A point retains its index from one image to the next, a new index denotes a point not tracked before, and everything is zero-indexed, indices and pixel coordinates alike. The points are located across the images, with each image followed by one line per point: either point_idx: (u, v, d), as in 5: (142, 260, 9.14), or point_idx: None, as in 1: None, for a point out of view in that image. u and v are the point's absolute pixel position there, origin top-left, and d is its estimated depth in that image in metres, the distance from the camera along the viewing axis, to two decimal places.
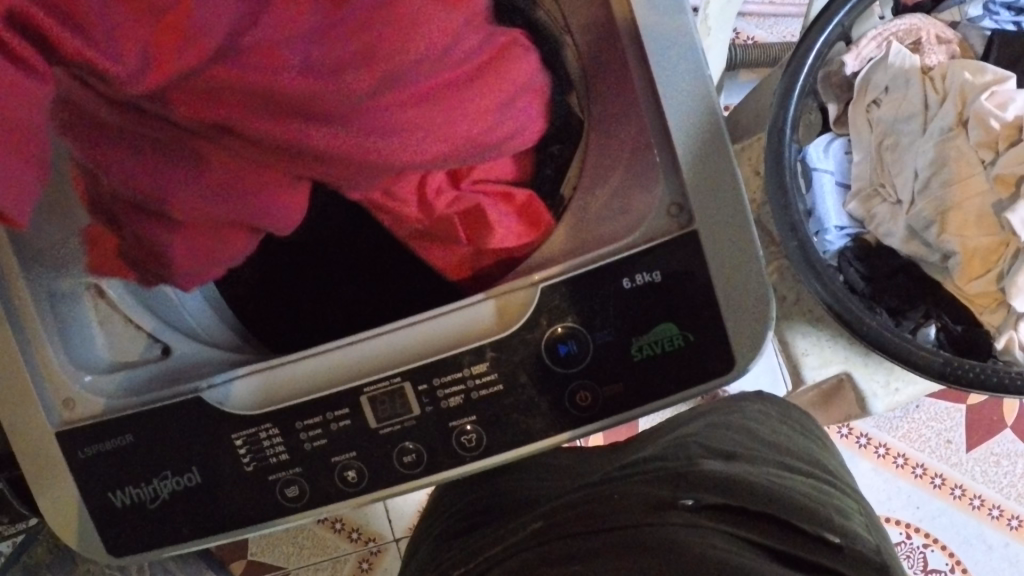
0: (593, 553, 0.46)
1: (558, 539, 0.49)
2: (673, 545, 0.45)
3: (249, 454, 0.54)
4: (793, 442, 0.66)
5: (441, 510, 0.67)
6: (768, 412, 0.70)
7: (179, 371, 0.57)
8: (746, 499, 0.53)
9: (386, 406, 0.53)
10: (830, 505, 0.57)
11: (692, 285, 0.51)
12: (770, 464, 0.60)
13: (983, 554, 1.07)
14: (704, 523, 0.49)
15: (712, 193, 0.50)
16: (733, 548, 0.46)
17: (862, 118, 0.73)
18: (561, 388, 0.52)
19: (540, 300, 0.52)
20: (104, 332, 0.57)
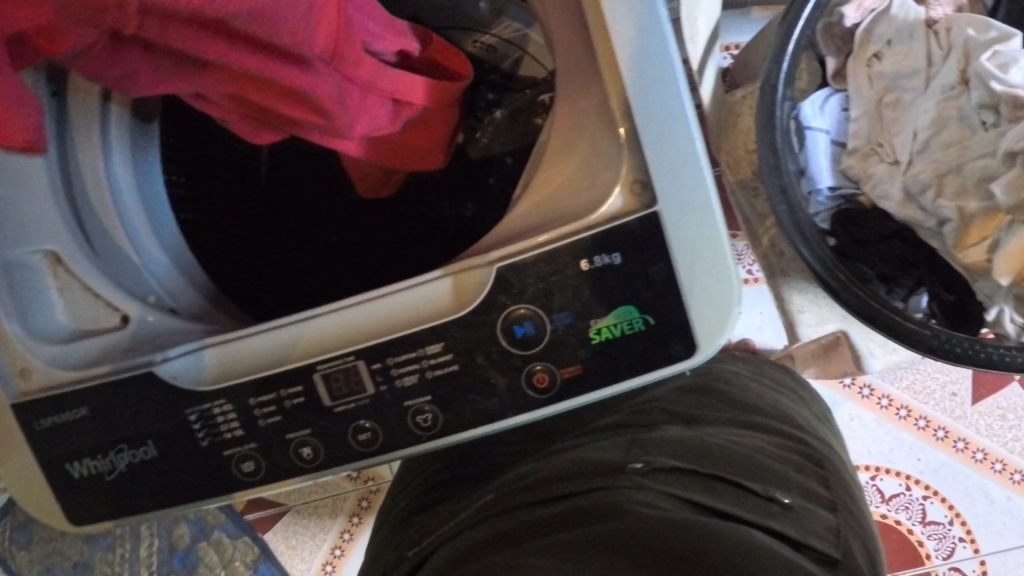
0: (537, 529, 0.48)
1: (508, 511, 0.51)
2: (613, 515, 0.47)
3: (204, 429, 0.53)
4: (765, 399, 0.65)
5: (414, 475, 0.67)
6: (742, 367, 0.69)
7: (139, 343, 0.56)
8: (700, 458, 0.54)
9: (340, 383, 0.52)
10: (792, 463, 0.56)
11: (653, 268, 0.49)
12: (731, 423, 0.60)
13: (983, 507, 1.06)
14: (650, 485, 0.50)
15: (675, 171, 0.48)
16: (674, 509, 0.48)
17: (862, 73, 0.70)
18: (518, 370, 0.51)
19: (496, 280, 0.50)
20: (64, 300, 0.56)
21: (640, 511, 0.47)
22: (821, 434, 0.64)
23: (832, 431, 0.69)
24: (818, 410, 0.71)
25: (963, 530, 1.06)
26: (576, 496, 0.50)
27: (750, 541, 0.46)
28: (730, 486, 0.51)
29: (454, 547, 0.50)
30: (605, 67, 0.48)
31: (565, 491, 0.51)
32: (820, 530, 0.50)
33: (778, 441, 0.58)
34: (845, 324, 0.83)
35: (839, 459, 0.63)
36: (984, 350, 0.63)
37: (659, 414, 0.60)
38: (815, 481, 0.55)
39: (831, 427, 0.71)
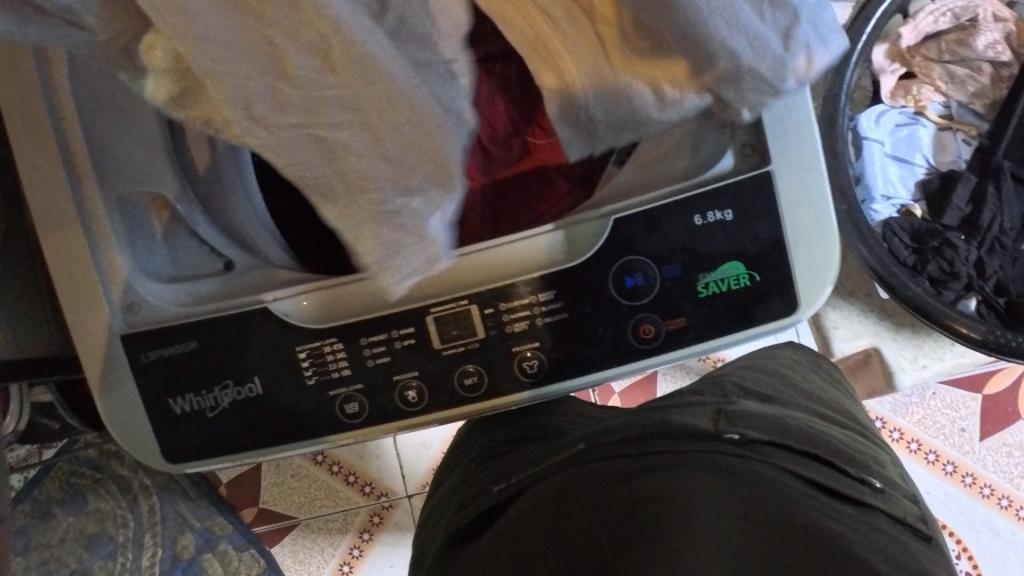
0: (636, 475, 0.48)
1: (602, 462, 0.51)
2: (718, 474, 0.47)
3: (312, 367, 0.54)
4: (822, 390, 0.67)
5: (484, 439, 0.69)
6: (804, 364, 0.71)
7: (237, 286, 0.56)
8: (793, 432, 0.53)
9: (451, 326, 0.53)
10: (863, 455, 0.56)
11: (761, 226, 0.52)
12: (802, 407, 0.61)
13: (989, 541, 1.09)
14: (748, 451, 0.50)
15: (789, 140, 0.51)
16: (779, 477, 0.48)
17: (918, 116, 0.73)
18: (626, 319, 0.53)
19: (611, 232, 0.52)
20: (165, 248, 0.56)
21: (744, 475, 0.47)
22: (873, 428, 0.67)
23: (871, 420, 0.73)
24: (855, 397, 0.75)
25: (970, 564, 1.08)
26: (670, 452, 0.50)
27: (855, 523, 0.46)
28: (825, 464, 0.51)
29: (546, 494, 0.50)
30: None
31: (661, 446, 0.50)
32: (899, 520, 0.50)
33: (853, 435, 0.60)
34: (876, 341, 0.87)
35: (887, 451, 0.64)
36: None
37: (737, 393, 0.61)
38: (886, 477, 0.56)
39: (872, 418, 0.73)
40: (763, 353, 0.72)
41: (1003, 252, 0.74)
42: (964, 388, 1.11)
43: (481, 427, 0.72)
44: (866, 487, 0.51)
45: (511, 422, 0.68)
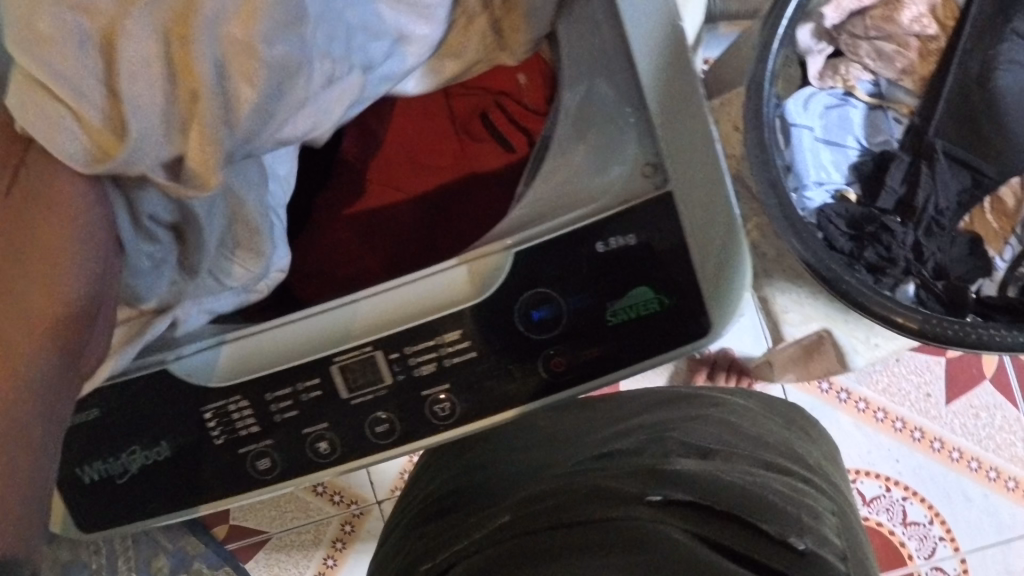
0: (540, 553, 0.42)
1: (511, 538, 0.45)
2: (629, 544, 0.41)
3: (218, 427, 0.53)
4: (771, 433, 0.65)
5: (427, 510, 0.65)
6: (764, 418, 0.68)
7: None
8: (718, 494, 0.48)
9: (357, 374, 0.52)
10: (806, 513, 0.51)
11: (668, 248, 0.50)
12: (746, 462, 0.56)
13: (962, 506, 1.09)
14: (667, 519, 0.44)
15: (689, 160, 0.49)
16: (694, 545, 0.42)
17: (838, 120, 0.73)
18: (535, 354, 0.51)
19: (513, 267, 0.50)
20: None
21: (657, 547, 0.41)
22: (827, 475, 0.63)
23: (835, 464, 0.68)
24: (821, 444, 0.71)
25: (942, 529, 1.09)
26: (580, 522, 0.44)
27: None
28: (750, 527, 0.45)
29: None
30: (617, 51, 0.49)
31: (574, 517, 0.44)
32: None
33: (792, 484, 0.55)
34: (828, 323, 0.85)
35: (844, 508, 0.58)
36: (976, 331, 0.65)
37: (675, 449, 0.57)
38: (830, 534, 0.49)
39: (836, 465, 0.69)
40: (719, 401, 0.68)
41: (941, 233, 0.72)
42: (928, 353, 1.11)
43: (427, 495, 0.68)
44: (796, 549, 0.45)
45: (455, 489, 0.64)
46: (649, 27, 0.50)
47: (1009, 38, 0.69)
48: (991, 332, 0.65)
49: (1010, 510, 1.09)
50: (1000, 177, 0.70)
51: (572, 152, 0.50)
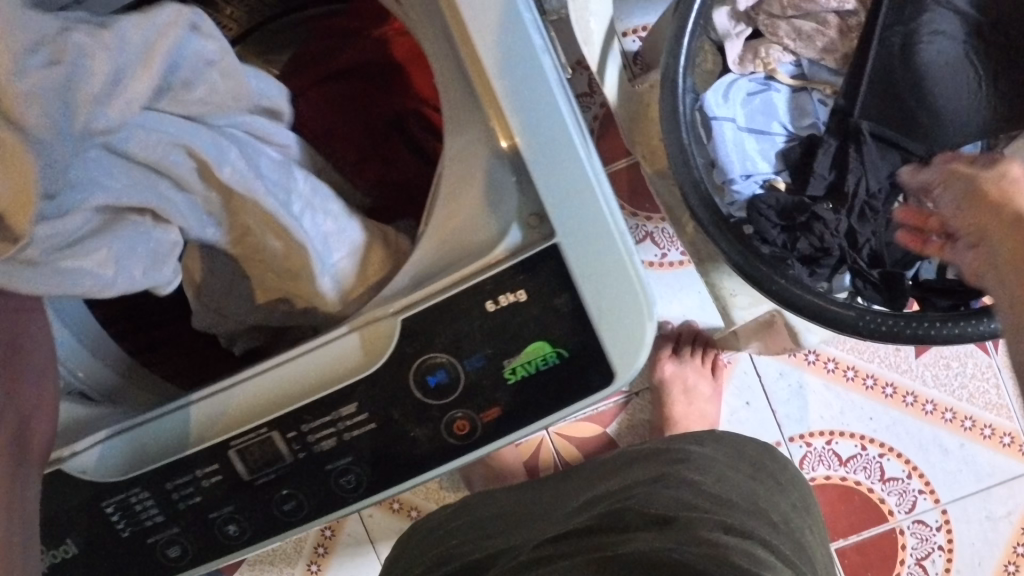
0: None
1: None
2: None
3: (123, 520, 0.51)
4: (734, 489, 0.67)
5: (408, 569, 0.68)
6: (726, 469, 0.70)
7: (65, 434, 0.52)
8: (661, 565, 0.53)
9: (257, 456, 0.50)
10: (743, 555, 0.56)
11: (560, 299, 0.48)
12: (704, 529, 0.58)
13: (939, 458, 1.08)
14: None
15: (572, 208, 0.47)
16: None
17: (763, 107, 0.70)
18: (437, 419, 0.50)
19: (403, 334, 0.48)
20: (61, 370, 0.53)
21: None
22: (791, 525, 0.67)
23: (802, 517, 0.71)
24: (789, 493, 0.74)
25: (921, 483, 1.08)
26: None
27: None
28: None
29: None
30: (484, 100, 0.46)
31: None
32: None
33: (750, 544, 0.58)
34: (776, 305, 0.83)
35: (798, 559, 0.62)
36: (911, 327, 0.62)
37: (641, 528, 0.59)
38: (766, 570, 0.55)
39: (800, 513, 0.71)
40: (683, 455, 0.70)
41: (874, 218, 0.69)
42: None
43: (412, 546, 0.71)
44: None
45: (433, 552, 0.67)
46: (512, 74, 0.46)
47: (930, 8, 0.66)
48: (933, 325, 0.62)
49: (987, 457, 1.08)
50: (928, 157, 0.68)
51: (458, 204, 0.48)
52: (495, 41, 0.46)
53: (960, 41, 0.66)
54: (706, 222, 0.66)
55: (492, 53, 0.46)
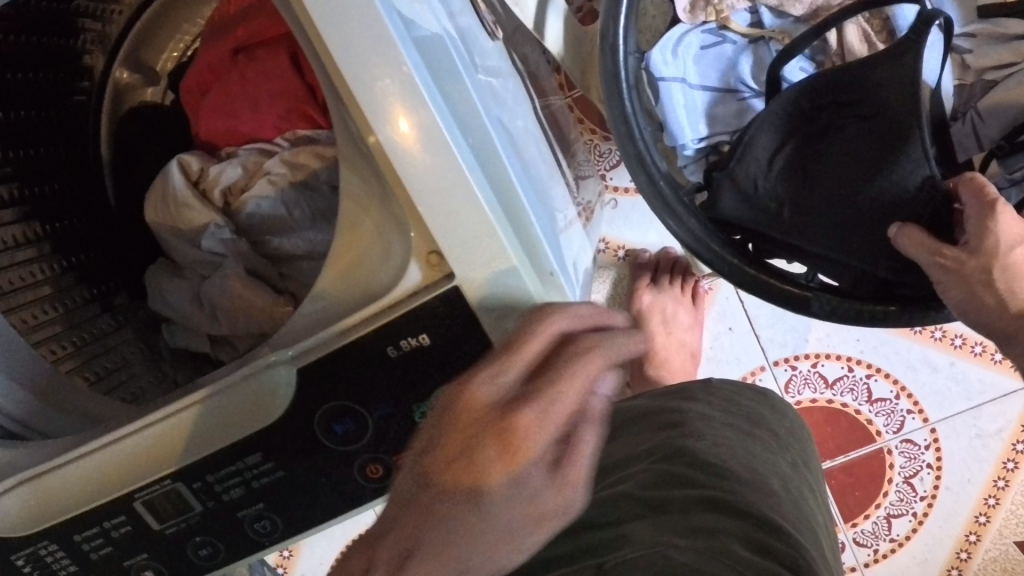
0: None
1: None
2: None
3: (37, 570, 0.50)
4: (739, 454, 0.58)
5: None
6: (722, 428, 0.61)
7: None
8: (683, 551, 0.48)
9: (166, 508, 0.48)
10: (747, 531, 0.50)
11: (469, 341, 0.44)
12: (701, 511, 0.52)
13: (927, 376, 1.02)
14: None
15: (470, 248, 0.42)
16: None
17: (702, 64, 0.69)
18: (348, 464, 0.48)
19: (302, 383, 0.45)
20: None
21: None
22: (794, 491, 0.57)
23: (807, 481, 0.61)
24: (791, 450, 0.63)
25: (910, 403, 1.02)
26: None
27: None
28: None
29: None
30: (363, 125, 0.42)
31: None
32: None
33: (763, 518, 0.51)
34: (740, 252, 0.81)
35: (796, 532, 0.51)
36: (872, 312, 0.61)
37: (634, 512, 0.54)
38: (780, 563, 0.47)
39: (805, 478, 0.61)
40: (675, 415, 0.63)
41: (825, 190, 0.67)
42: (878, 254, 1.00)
43: None
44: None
45: None
46: (381, 95, 0.41)
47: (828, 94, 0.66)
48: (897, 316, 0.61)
49: (979, 375, 1.01)
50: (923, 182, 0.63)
51: (359, 230, 0.45)
52: (358, 58, 0.40)
53: (790, 142, 0.67)
54: (651, 196, 0.62)
55: (354, 74, 0.41)
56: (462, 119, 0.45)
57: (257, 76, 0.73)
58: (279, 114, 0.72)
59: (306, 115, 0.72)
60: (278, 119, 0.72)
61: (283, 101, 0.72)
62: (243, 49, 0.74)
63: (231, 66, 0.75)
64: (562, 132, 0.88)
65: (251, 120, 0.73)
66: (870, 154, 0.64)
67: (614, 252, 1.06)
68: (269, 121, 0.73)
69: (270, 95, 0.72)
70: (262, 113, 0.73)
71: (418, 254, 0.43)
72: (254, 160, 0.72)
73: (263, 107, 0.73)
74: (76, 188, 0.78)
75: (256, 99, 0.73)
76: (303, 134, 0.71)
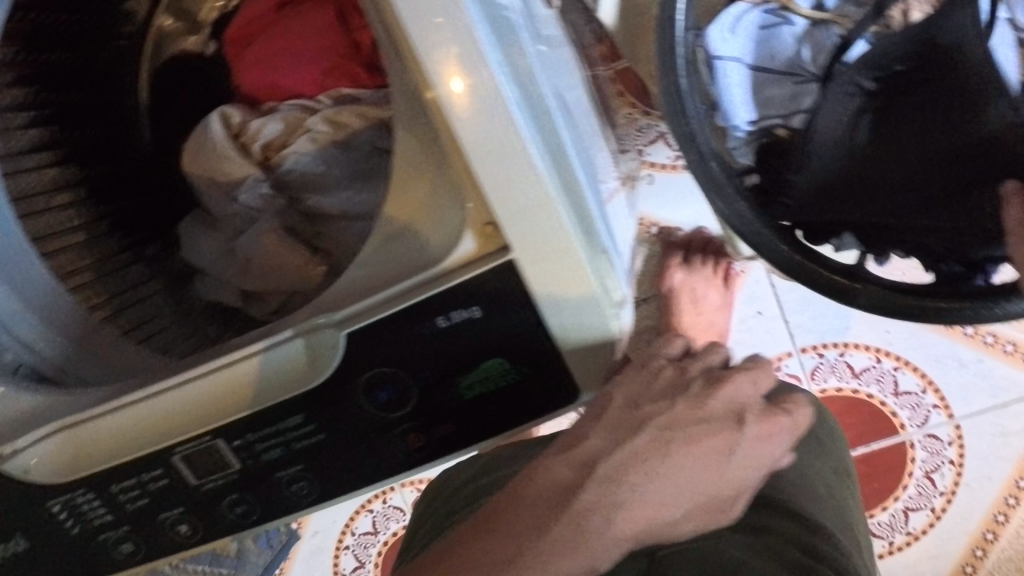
0: None
1: None
2: None
3: (72, 517, 0.50)
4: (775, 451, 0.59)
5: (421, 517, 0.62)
6: None
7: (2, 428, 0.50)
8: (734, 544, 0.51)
9: (204, 463, 0.48)
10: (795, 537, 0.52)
11: (519, 316, 0.43)
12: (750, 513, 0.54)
13: (954, 372, 0.99)
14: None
15: (526, 221, 0.41)
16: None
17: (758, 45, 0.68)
18: (389, 431, 0.47)
19: (347, 347, 0.45)
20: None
21: None
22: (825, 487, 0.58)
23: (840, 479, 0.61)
24: (822, 445, 0.63)
25: (935, 398, 0.99)
26: None
27: None
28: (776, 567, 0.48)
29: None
30: (422, 86, 0.40)
31: None
32: None
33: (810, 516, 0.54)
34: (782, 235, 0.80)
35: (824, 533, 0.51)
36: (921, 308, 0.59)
37: None
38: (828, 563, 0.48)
39: (847, 484, 0.63)
40: None
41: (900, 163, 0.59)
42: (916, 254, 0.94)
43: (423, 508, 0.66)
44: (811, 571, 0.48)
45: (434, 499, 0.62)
46: (439, 53, 0.39)
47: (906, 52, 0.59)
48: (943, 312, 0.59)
49: (1007, 374, 0.97)
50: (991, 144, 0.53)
51: (408, 195, 0.44)
52: (420, 16, 0.38)
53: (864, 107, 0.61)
54: (701, 176, 0.61)
55: (415, 30, 0.39)
56: (525, 83, 0.43)
57: (307, 33, 0.73)
58: (323, 69, 0.71)
59: (350, 71, 0.71)
60: (322, 75, 0.71)
61: (329, 58, 0.71)
62: (294, 7, 0.75)
63: (278, 22, 0.75)
64: (604, 104, 0.87)
65: (294, 75, 0.72)
66: (936, 113, 0.56)
67: (647, 228, 1.05)
68: (312, 76, 0.72)
69: (317, 52, 0.72)
70: (306, 69, 0.72)
71: (472, 221, 0.42)
72: (296, 116, 0.71)
73: (308, 63, 0.72)
74: (112, 135, 0.77)
75: (302, 55, 0.72)
76: (346, 91, 0.70)
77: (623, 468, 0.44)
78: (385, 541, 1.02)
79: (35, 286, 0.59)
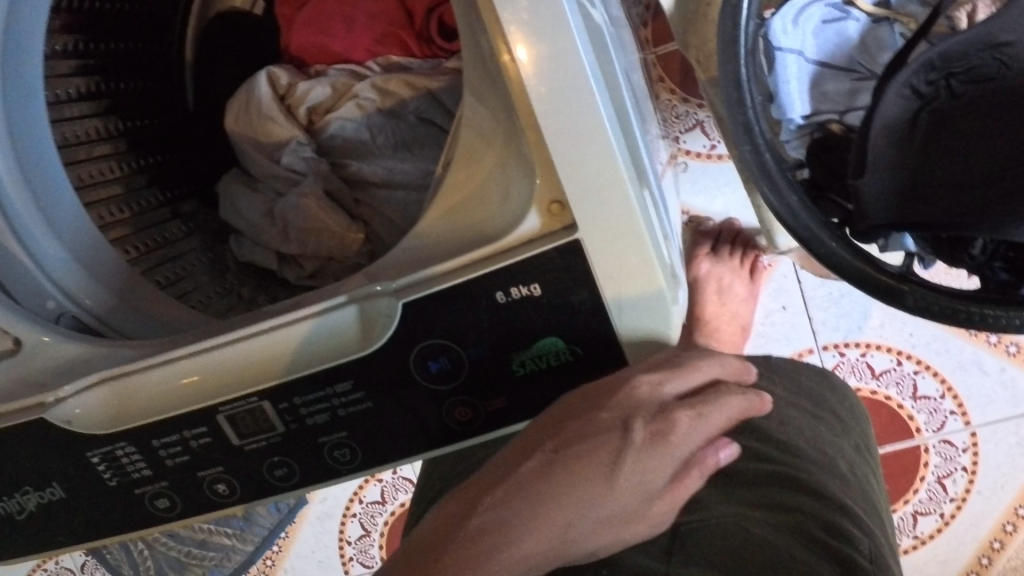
0: None
1: None
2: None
3: (110, 470, 0.50)
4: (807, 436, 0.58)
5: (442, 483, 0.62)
6: (790, 408, 0.60)
7: (48, 377, 0.50)
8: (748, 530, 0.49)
9: (248, 424, 0.48)
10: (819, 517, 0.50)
11: (578, 297, 0.43)
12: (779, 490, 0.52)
13: (976, 379, 0.95)
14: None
15: (597, 200, 0.41)
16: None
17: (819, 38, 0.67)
18: (437, 403, 0.47)
19: (404, 317, 0.44)
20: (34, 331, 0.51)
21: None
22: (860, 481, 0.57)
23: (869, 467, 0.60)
24: (853, 434, 0.62)
25: (954, 404, 0.95)
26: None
27: None
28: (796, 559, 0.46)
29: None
30: (501, 56, 0.40)
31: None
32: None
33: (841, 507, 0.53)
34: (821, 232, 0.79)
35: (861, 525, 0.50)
36: (965, 312, 0.59)
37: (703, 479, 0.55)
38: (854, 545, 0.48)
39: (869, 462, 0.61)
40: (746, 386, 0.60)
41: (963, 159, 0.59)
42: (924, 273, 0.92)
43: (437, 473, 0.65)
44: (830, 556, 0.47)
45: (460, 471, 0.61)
46: (518, 25, 0.39)
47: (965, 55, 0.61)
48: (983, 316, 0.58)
49: None
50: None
51: (475, 167, 0.44)
52: None
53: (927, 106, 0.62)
54: (752, 165, 0.61)
55: None
56: (601, 63, 0.43)
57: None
58: (375, 38, 0.71)
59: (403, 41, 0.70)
60: (374, 43, 0.71)
61: (382, 25, 0.71)
62: None
63: None
64: None
65: (345, 42, 0.72)
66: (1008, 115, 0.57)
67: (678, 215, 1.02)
68: (364, 44, 0.71)
69: (369, 19, 0.71)
70: (358, 35, 0.71)
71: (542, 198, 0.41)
72: (344, 81, 0.70)
73: (360, 30, 0.71)
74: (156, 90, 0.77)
75: (355, 21, 0.72)
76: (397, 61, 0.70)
77: (507, 497, 0.43)
78: (392, 512, 1.02)
79: (81, 235, 0.59)
